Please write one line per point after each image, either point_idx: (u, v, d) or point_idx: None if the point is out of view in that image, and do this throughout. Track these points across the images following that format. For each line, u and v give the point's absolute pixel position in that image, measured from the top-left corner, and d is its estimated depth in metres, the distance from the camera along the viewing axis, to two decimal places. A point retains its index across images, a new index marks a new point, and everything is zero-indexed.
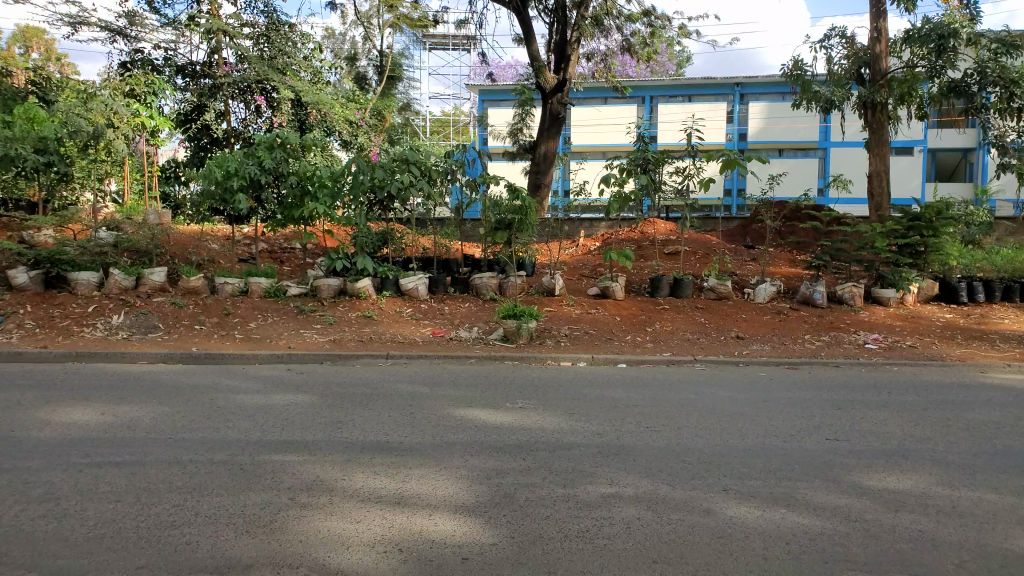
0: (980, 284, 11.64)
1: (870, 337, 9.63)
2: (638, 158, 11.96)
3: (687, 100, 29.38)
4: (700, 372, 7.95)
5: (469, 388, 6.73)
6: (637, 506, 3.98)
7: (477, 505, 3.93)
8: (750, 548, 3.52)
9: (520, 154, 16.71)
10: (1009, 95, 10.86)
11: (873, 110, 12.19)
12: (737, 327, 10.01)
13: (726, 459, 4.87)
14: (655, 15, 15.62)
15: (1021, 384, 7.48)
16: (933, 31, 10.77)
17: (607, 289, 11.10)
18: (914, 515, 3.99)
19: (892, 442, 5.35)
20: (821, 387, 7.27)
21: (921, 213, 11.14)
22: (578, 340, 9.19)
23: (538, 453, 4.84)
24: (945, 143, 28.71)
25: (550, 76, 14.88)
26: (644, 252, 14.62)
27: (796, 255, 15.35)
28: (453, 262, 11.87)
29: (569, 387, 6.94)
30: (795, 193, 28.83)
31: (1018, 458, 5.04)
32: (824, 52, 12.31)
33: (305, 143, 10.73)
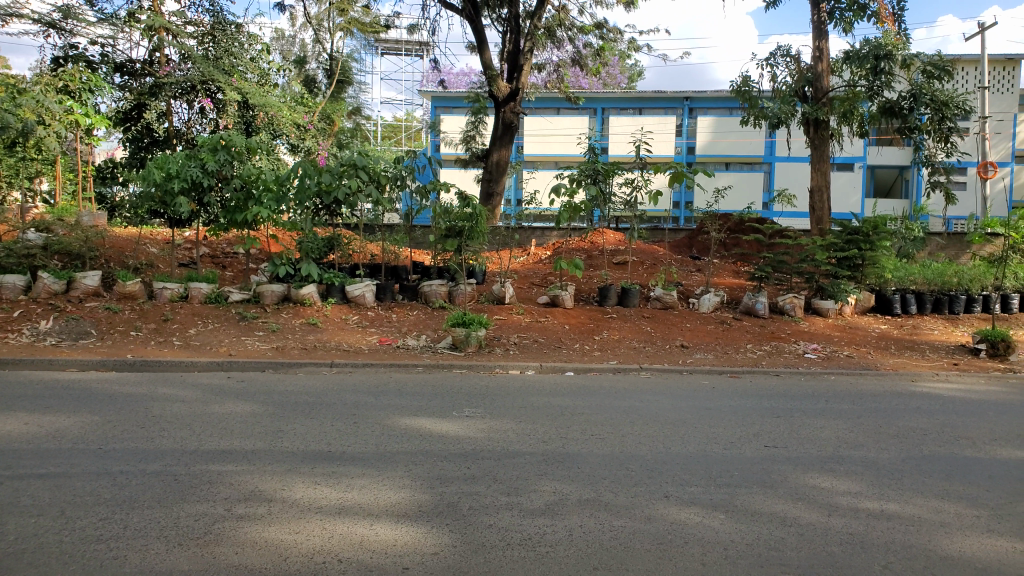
0: (913, 297, 12.08)
1: (809, 347, 9.88)
2: (589, 169, 12.05)
3: (637, 113, 30.00)
4: (645, 380, 8.05)
5: (414, 397, 6.69)
6: (580, 513, 4.00)
7: (419, 514, 3.89)
8: (688, 554, 3.57)
9: (472, 162, 16.72)
10: (940, 117, 11.39)
11: (817, 127, 12.53)
12: (682, 336, 10.16)
13: (668, 466, 4.94)
14: (607, 28, 15.86)
15: (950, 394, 7.77)
16: (870, 53, 11.21)
17: (556, 298, 11.15)
18: (846, 519, 4.10)
19: (828, 449, 5.49)
20: (761, 395, 7.43)
21: (859, 227, 11.48)
22: (526, 348, 9.21)
23: (483, 461, 4.83)
24: (885, 162, 29.54)
25: (504, 85, 14.84)
26: (593, 261, 14.76)
27: (740, 266, 15.69)
28: (402, 269, 11.78)
29: (515, 395, 6.95)
30: (740, 206, 29.51)
31: (944, 463, 5.22)
32: (770, 69, 12.63)
33: (251, 146, 10.52)
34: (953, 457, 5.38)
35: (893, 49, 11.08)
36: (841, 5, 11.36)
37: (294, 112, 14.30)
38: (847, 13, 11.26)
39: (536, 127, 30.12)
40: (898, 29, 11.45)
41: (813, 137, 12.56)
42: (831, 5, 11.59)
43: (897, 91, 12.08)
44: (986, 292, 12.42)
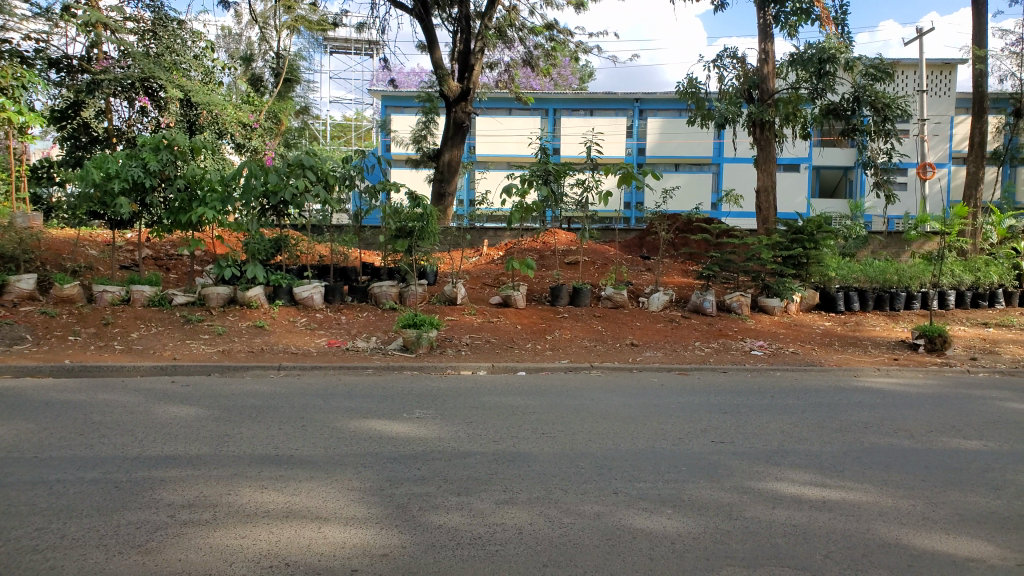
0: (855, 294, 12.45)
1: (756, 344, 10.11)
2: (540, 169, 12.09)
3: (588, 114, 30.29)
4: (596, 379, 8.15)
5: (365, 399, 6.64)
6: (529, 512, 4.03)
7: (369, 516, 3.87)
8: (636, 549, 3.63)
9: (423, 162, 16.64)
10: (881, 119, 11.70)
11: (763, 128, 12.81)
12: (632, 335, 10.31)
13: (618, 462, 5.01)
14: (557, 29, 15.96)
15: (890, 388, 8.04)
16: (815, 55, 11.45)
17: (508, 298, 11.18)
18: (790, 511, 4.22)
19: (773, 443, 5.64)
20: (709, 391, 7.58)
21: (804, 226, 11.79)
22: (477, 349, 9.23)
23: (433, 462, 4.82)
24: (828, 162, 30.42)
25: (454, 85, 14.79)
26: (545, 262, 14.84)
27: (688, 265, 15.97)
28: (351, 270, 11.67)
29: (467, 395, 6.96)
30: (688, 206, 29.99)
31: (883, 455, 5.41)
32: (717, 71, 12.86)
33: (194, 146, 10.28)
34: (892, 448, 5.57)
35: (837, 53, 11.31)
36: (785, 9, 11.63)
37: (239, 110, 14.05)
38: (793, 17, 11.55)
39: (487, 128, 30.17)
40: (840, 32, 11.76)
41: (759, 138, 12.84)
42: (776, 9, 11.86)
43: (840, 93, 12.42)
44: (925, 289, 12.85)
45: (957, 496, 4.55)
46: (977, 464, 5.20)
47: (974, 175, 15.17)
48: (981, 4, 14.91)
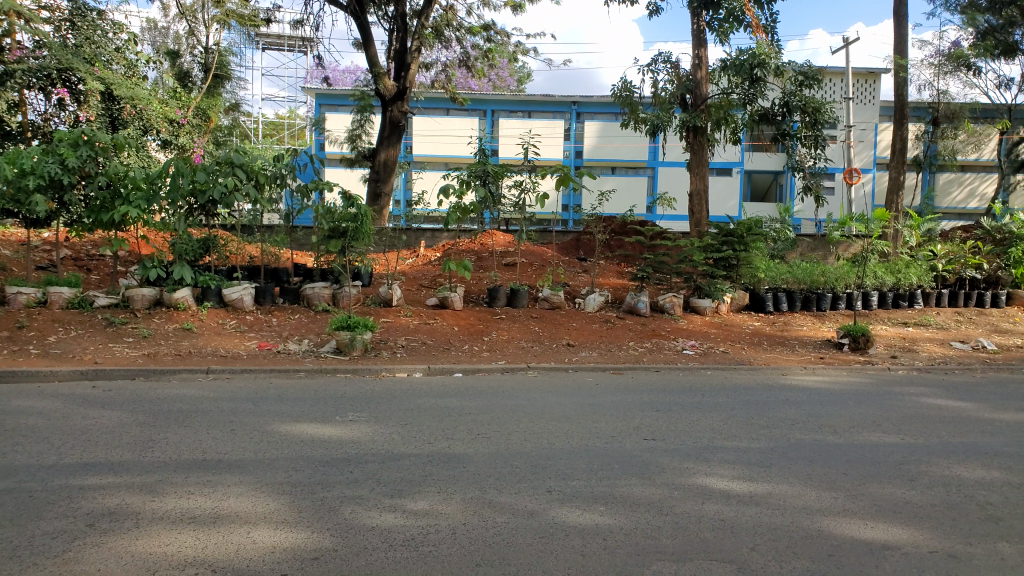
0: (783, 295, 12.87)
1: (687, 344, 10.35)
2: (478, 170, 12.08)
3: (526, 116, 30.48)
4: (532, 379, 8.22)
5: (297, 403, 6.52)
6: (463, 512, 4.04)
7: (299, 519, 3.81)
8: (569, 546, 3.68)
9: (358, 162, 16.44)
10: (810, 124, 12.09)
11: (696, 133, 13.11)
12: (568, 335, 10.41)
13: (552, 461, 5.07)
14: (494, 30, 16.00)
15: (816, 385, 8.37)
16: (747, 61, 11.73)
17: (445, 300, 11.15)
18: (718, 505, 4.34)
19: (703, 440, 5.79)
20: (643, 390, 7.73)
21: (734, 229, 12.13)
22: (413, 351, 9.18)
23: (366, 465, 4.78)
24: (759, 167, 31.36)
25: (390, 83, 14.67)
26: (483, 263, 14.85)
27: (623, 267, 16.23)
28: (283, 271, 11.45)
29: (402, 397, 6.92)
30: (622, 209, 30.46)
31: (807, 450, 5.62)
32: (652, 75, 13.12)
33: (116, 142, 9.93)
34: (816, 444, 5.79)
35: (768, 59, 11.61)
36: (719, 15, 11.93)
37: (165, 106, 13.67)
38: (725, 24, 11.85)
39: (424, 128, 29.99)
40: (770, 40, 12.11)
41: (692, 142, 13.13)
42: (710, 15, 12.13)
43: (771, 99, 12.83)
44: (849, 290, 13.36)
45: (875, 488, 4.76)
46: (894, 457, 5.44)
47: (895, 180, 15.82)
48: (903, 16, 15.60)
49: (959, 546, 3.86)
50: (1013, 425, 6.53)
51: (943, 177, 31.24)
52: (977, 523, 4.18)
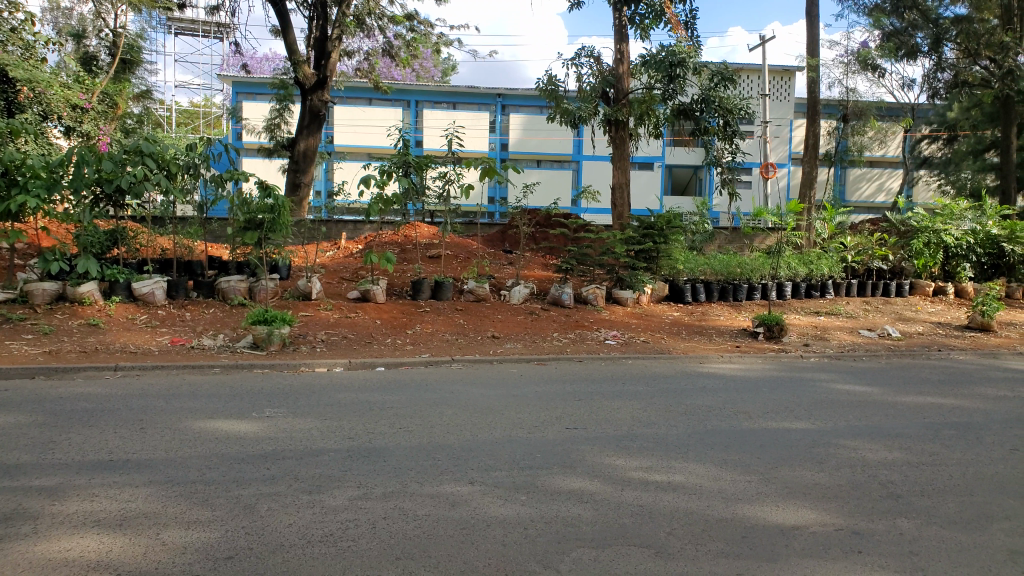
0: (701, 286, 13.24)
1: (610, 334, 10.54)
2: (400, 160, 11.95)
3: (451, 108, 30.47)
4: (457, 371, 8.21)
5: (211, 399, 6.34)
6: (383, 506, 4.02)
7: (212, 519, 3.71)
8: (490, 536, 3.71)
9: (278, 151, 16.04)
10: (726, 120, 12.48)
11: (617, 127, 13.34)
12: (493, 327, 10.46)
13: (474, 452, 5.09)
14: (418, 20, 15.85)
15: (732, 373, 8.67)
16: (666, 59, 11.98)
17: (367, 293, 11.02)
18: (637, 492, 4.46)
19: (623, 428, 5.92)
20: (566, 380, 7.83)
21: (654, 222, 12.48)
22: (334, 345, 9.04)
23: (284, 462, 4.69)
24: (679, 161, 32.15)
25: (310, 72, 14.37)
26: (406, 256, 14.74)
27: (548, 259, 16.38)
28: (196, 264, 11.08)
29: (321, 392, 6.81)
30: (546, 202, 30.71)
31: (722, 436, 5.82)
32: (575, 69, 13.28)
33: (12, 128, 9.41)
34: (732, 430, 6.01)
35: (686, 57, 11.91)
36: (639, 11, 12.17)
37: (68, 91, 13.03)
38: (646, 20, 12.08)
39: (347, 118, 29.42)
40: (690, 37, 12.44)
41: (613, 135, 13.36)
42: (630, 11, 12.36)
43: (690, 94, 13.13)
44: (764, 281, 13.87)
45: (786, 471, 4.97)
46: (803, 441, 5.69)
47: (807, 175, 16.43)
48: (814, 17, 16.24)
49: (861, 524, 4.08)
50: (913, 408, 6.93)
51: (853, 172, 32.74)
52: (879, 501, 4.43)
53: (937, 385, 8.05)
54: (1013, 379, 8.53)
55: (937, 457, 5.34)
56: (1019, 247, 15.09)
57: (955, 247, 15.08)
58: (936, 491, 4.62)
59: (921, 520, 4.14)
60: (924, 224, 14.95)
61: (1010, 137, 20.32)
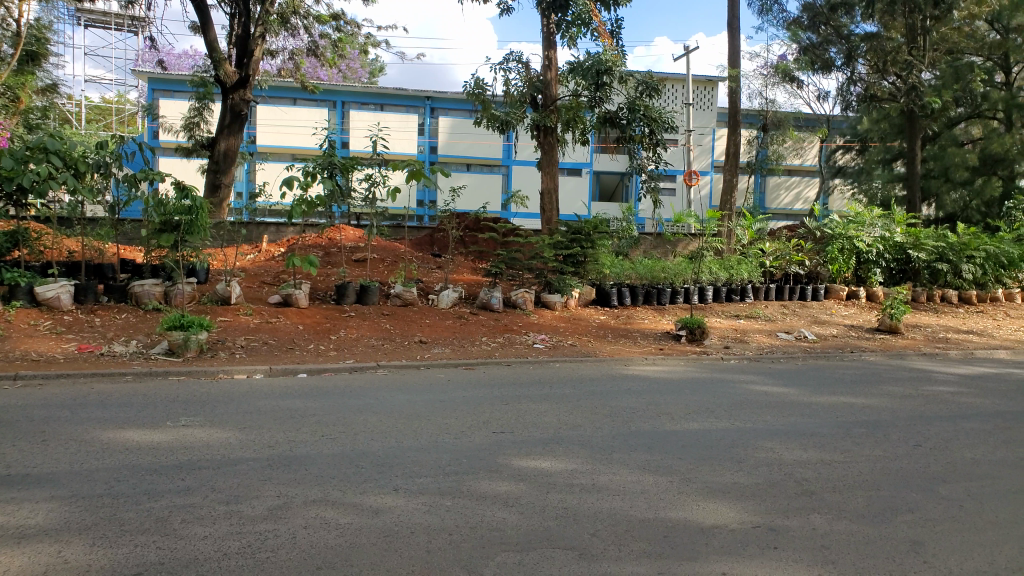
0: (627, 290, 13.48)
1: (538, 338, 10.61)
2: (325, 162, 11.71)
3: (379, 109, 30.15)
4: (382, 377, 8.10)
5: (121, 408, 6.08)
6: (303, 515, 3.93)
7: (119, 533, 3.56)
8: (413, 543, 3.68)
9: (196, 151, 15.53)
10: (651, 128, 12.76)
11: (546, 133, 13.44)
12: (420, 332, 10.38)
13: (399, 459, 5.04)
14: (344, 20, 15.64)
15: (655, 375, 8.86)
16: (594, 66, 12.14)
17: (289, 296, 10.77)
18: (562, 494, 4.50)
19: (550, 431, 5.97)
20: (493, 385, 7.84)
21: (581, 227, 12.68)
22: (254, 351, 8.80)
23: (200, 472, 4.53)
24: (605, 168, 32.70)
25: (231, 70, 13.97)
26: (331, 259, 14.50)
27: (477, 263, 16.39)
28: (108, 267, 10.62)
29: (240, 400, 6.62)
30: (474, 205, 30.69)
31: (646, 437, 5.93)
32: (503, 74, 13.33)
33: None
34: (654, 431, 6.12)
35: (613, 66, 12.09)
36: (567, 18, 12.30)
37: None
38: (572, 27, 12.24)
39: (270, 118, 28.73)
40: (615, 46, 12.66)
41: (542, 141, 13.48)
42: (558, 17, 12.46)
43: (616, 102, 13.33)
44: (687, 285, 14.21)
45: (706, 471, 5.09)
46: (723, 441, 5.85)
47: (728, 183, 16.91)
48: (735, 30, 16.76)
49: (777, 521, 4.22)
50: (827, 407, 7.21)
51: (771, 180, 33.93)
52: (793, 498, 4.59)
53: (848, 385, 8.41)
54: (918, 378, 9.00)
55: (849, 454, 5.58)
56: (923, 253, 15.91)
57: (867, 252, 15.79)
58: (847, 487, 4.82)
59: (832, 515, 4.31)
60: (838, 231, 15.60)
61: (916, 149, 21.38)
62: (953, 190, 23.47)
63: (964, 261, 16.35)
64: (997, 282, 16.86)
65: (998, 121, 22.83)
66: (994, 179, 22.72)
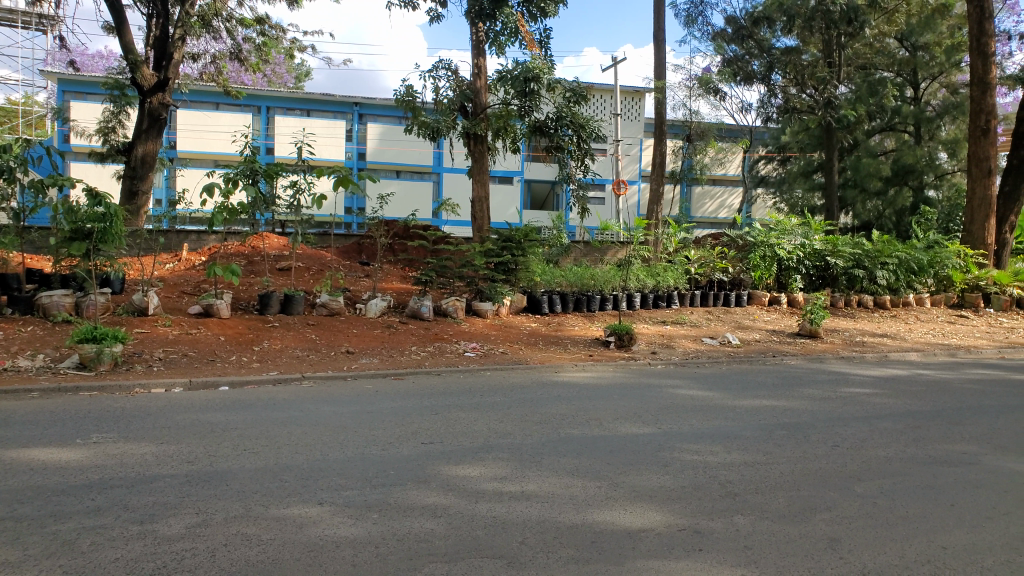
0: (558, 297, 13.63)
1: (469, 346, 10.60)
2: (248, 168, 11.37)
3: (305, 115, 29.64)
4: (308, 389, 7.93)
5: (26, 426, 5.76)
6: (223, 532, 3.81)
7: (22, 559, 3.38)
8: (339, 557, 3.60)
9: (111, 156, 14.92)
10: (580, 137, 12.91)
11: (476, 141, 13.48)
12: (347, 342, 10.22)
13: (324, 472, 4.94)
14: (269, 24, 15.31)
15: (585, 381, 8.95)
16: (522, 74, 12.17)
17: (210, 307, 10.43)
18: (491, 503, 4.49)
19: (479, 440, 5.95)
20: (422, 395, 7.77)
21: (512, 235, 12.74)
22: (173, 364, 8.49)
23: (111, 491, 4.33)
24: (536, 176, 33.01)
25: (149, 73, 13.47)
26: (254, 268, 14.15)
27: (406, 271, 16.25)
28: (12, 277, 10.08)
29: (157, 414, 6.37)
30: (403, 213, 30.47)
31: (575, 443, 5.99)
32: (433, 82, 13.28)
33: None
34: (584, 437, 6.19)
35: (540, 73, 12.11)
36: (495, 27, 12.32)
37: None
38: (501, 36, 12.25)
39: (190, 123, 27.86)
40: (544, 55, 12.78)
41: (473, 149, 13.47)
42: (487, 26, 12.47)
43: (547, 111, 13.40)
44: (615, 292, 14.44)
45: (634, 475, 5.18)
46: (650, 445, 5.95)
47: (654, 192, 17.29)
48: (661, 42, 17.19)
49: (702, 523, 4.31)
50: (749, 410, 7.44)
51: (697, 190, 34.94)
52: (718, 500, 4.70)
53: (770, 388, 8.70)
54: (835, 381, 9.37)
55: (771, 456, 5.76)
56: (841, 260, 16.60)
57: (787, 260, 16.33)
58: (769, 488, 4.97)
59: (755, 516, 4.43)
60: (760, 239, 16.13)
61: (832, 160, 22.32)
62: (867, 200, 24.47)
63: (878, 267, 16.95)
64: (909, 288, 17.46)
65: (909, 134, 24.12)
66: (905, 190, 23.89)
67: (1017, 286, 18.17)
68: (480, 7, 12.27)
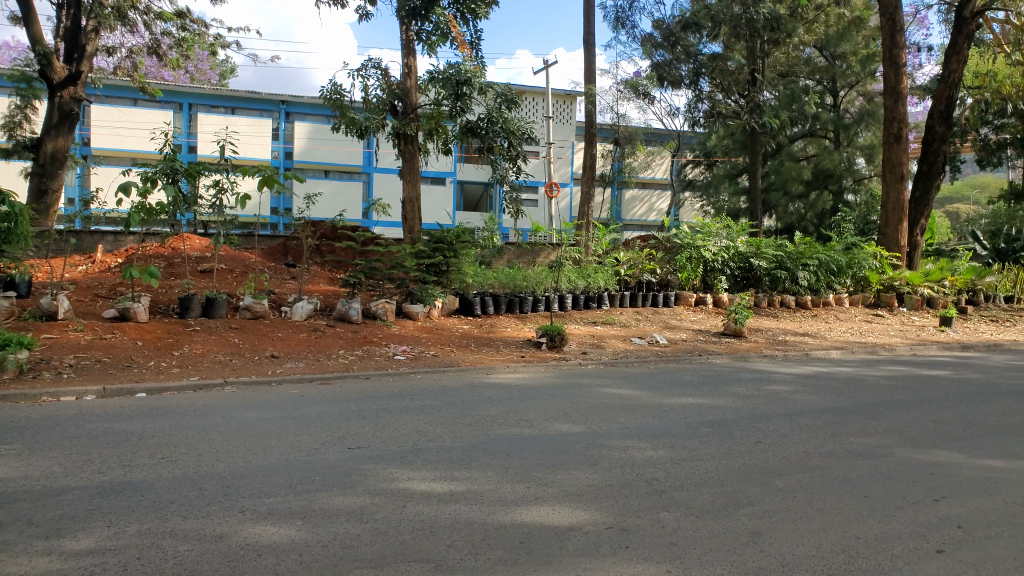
0: (490, 299, 13.65)
1: (399, 349, 10.52)
2: (166, 166, 10.93)
3: (229, 113, 28.85)
4: (231, 395, 7.71)
5: None
6: (137, 544, 3.67)
7: None
8: (261, 566, 3.51)
9: (18, 152, 14.15)
10: (511, 139, 12.96)
11: (407, 141, 13.39)
12: (272, 346, 9.99)
13: (246, 479, 4.80)
14: (190, 19, 14.83)
15: (516, 383, 8.98)
16: (452, 77, 12.19)
17: (126, 311, 10.02)
18: (419, 506, 4.46)
19: (408, 444, 5.88)
20: (351, 399, 7.65)
21: (443, 237, 12.70)
22: (85, 371, 8.13)
23: (14, 506, 4.12)
24: (468, 177, 32.97)
25: (59, 65, 12.84)
26: (173, 270, 13.67)
27: (335, 273, 15.99)
28: None
29: (67, 424, 6.08)
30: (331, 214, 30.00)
31: (505, 444, 5.99)
32: (361, 80, 13.12)
33: None
34: (513, 437, 6.21)
35: (472, 77, 12.19)
36: (426, 28, 12.26)
37: None
38: (432, 37, 12.22)
39: (105, 119, 26.74)
40: (475, 57, 12.77)
41: (403, 149, 13.40)
42: (417, 26, 12.41)
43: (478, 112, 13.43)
44: (547, 293, 14.54)
45: (561, 474, 5.23)
46: (578, 445, 6.01)
47: (585, 194, 17.51)
48: (591, 47, 17.41)
49: (628, 521, 4.37)
50: (675, 408, 7.60)
51: (627, 193, 35.57)
52: (643, 498, 4.78)
53: (695, 387, 8.91)
54: (758, 378, 9.66)
55: (696, 453, 5.90)
56: (764, 262, 17.18)
57: (712, 261, 16.76)
58: (694, 484, 5.08)
59: (679, 513, 4.53)
60: (686, 241, 16.55)
61: (757, 164, 23.04)
62: (791, 203, 25.45)
63: (800, 268, 17.58)
64: (829, 288, 18.15)
65: (828, 140, 24.92)
66: (825, 193, 24.93)
67: (928, 286, 19.11)
68: (411, 7, 12.17)
